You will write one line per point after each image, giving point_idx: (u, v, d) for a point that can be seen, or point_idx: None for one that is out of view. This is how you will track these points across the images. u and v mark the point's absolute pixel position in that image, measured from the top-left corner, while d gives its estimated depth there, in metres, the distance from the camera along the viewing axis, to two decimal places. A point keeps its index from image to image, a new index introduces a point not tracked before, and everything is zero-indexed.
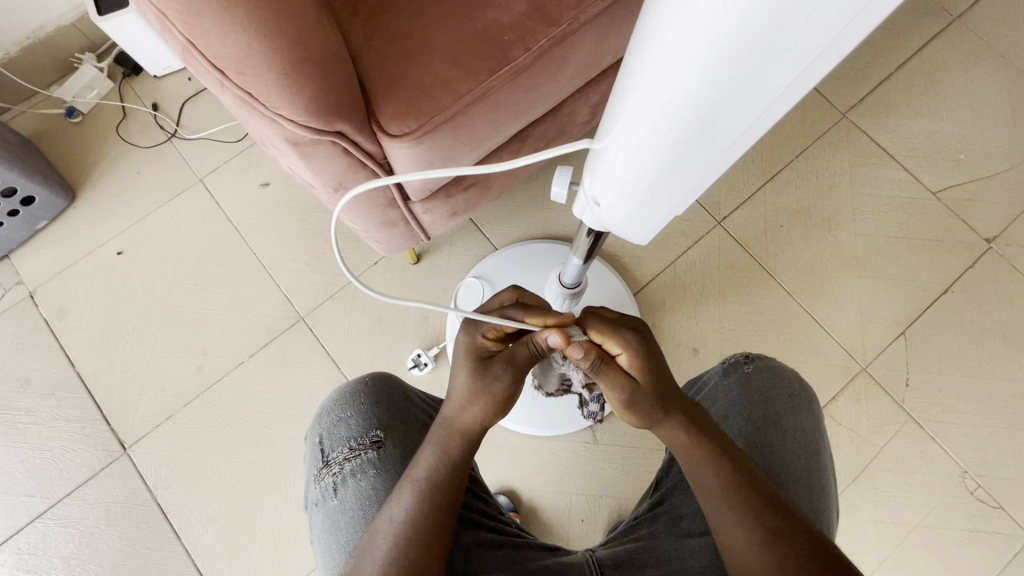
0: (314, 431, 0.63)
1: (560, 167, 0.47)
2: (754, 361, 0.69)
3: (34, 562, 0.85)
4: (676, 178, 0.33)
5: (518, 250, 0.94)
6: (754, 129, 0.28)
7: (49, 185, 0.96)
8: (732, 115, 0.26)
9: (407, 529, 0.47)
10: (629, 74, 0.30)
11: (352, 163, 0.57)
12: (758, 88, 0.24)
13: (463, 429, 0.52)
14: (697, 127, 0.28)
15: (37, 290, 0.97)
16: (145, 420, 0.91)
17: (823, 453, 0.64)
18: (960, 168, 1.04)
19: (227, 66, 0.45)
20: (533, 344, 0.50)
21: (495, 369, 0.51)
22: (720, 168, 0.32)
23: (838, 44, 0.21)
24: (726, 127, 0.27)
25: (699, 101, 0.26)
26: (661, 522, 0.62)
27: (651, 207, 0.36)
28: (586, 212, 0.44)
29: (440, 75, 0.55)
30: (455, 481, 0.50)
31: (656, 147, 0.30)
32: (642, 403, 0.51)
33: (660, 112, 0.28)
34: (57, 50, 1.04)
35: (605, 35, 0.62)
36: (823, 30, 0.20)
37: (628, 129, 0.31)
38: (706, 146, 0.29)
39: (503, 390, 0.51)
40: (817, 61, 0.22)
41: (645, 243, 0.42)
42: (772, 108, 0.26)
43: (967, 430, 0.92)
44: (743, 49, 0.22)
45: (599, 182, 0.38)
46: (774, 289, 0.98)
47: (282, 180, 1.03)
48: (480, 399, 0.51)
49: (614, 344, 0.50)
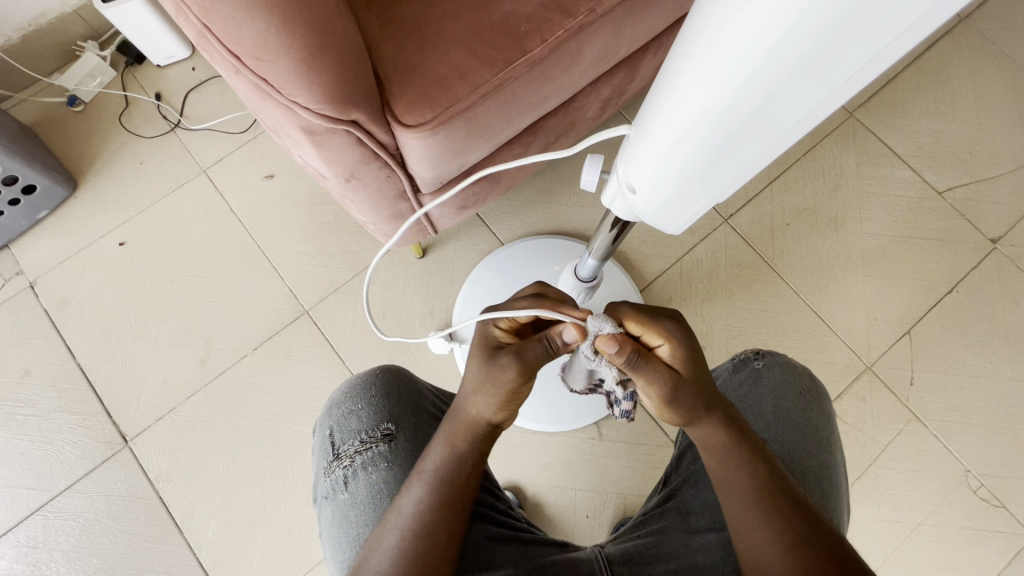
0: (324, 423, 0.62)
1: (590, 156, 0.46)
2: (765, 357, 0.69)
3: (34, 555, 0.84)
4: (718, 168, 0.33)
5: (525, 245, 0.94)
6: (807, 118, 0.27)
7: (50, 174, 0.94)
8: (786, 105, 0.26)
9: (414, 521, 0.47)
10: (677, 59, 0.30)
11: (366, 154, 0.56)
12: (816, 77, 0.24)
13: (473, 423, 0.50)
14: (746, 116, 0.27)
15: (38, 281, 0.95)
16: (147, 413, 0.90)
17: (835, 449, 0.64)
18: (965, 168, 1.04)
19: (244, 52, 0.44)
20: (546, 341, 0.48)
21: (502, 360, 0.49)
22: (764, 159, 0.32)
23: (909, 32, 0.21)
24: (780, 117, 0.27)
25: (752, 88, 0.26)
26: (670, 517, 0.62)
27: (686, 197, 0.36)
28: (617, 201, 0.44)
29: (457, 66, 0.55)
30: (464, 479, 0.49)
31: (703, 134, 0.30)
32: (683, 398, 0.49)
33: (708, 99, 0.28)
34: (59, 38, 1.02)
35: (620, 27, 0.61)
36: (898, 18, 0.20)
37: (672, 115, 0.31)
38: (753, 136, 0.29)
39: (509, 384, 0.48)
40: (882, 49, 0.22)
41: (676, 234, 0.42)
42: (827, 98, 0.25)
43: (971, 429, 0.92)
44: (806, 37, 0.22)
45: (634, 170, 0.37)
46: (781, 287, 0.98)
47: (287, 172, 1.02)
48: (494, 394, 0.49)
49: (654, 335, 0.49)
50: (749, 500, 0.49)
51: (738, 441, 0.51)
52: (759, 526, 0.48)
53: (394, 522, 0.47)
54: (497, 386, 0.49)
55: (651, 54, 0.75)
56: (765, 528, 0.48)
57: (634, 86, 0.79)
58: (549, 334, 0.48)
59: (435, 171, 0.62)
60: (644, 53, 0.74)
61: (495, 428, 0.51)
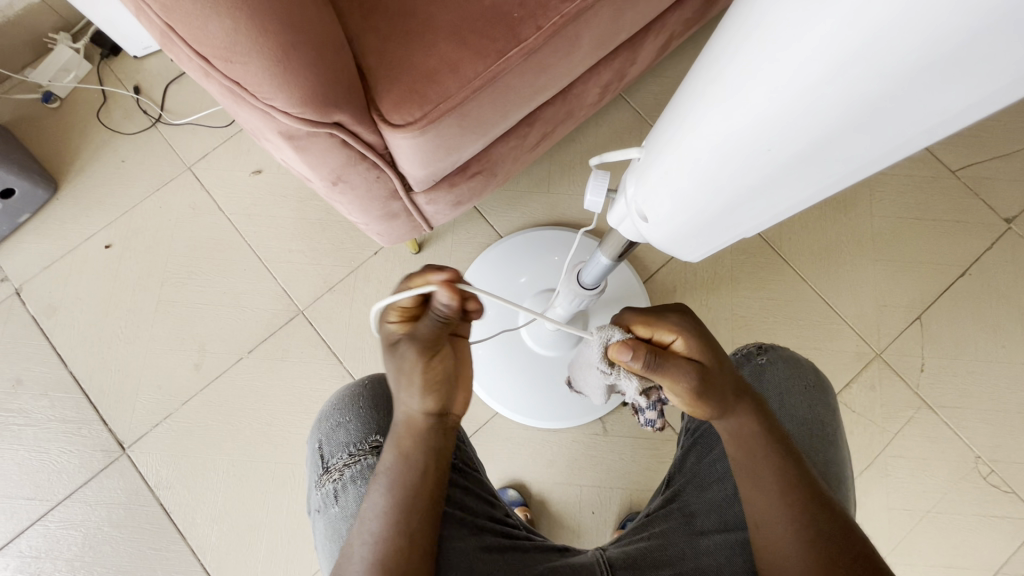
0: (313, 437, 0.61)
1: (596, 172, 0.44)
2: (767, 352, 0.67)
3: (36, 565, 0.84)
4: (745, 202, 0.30)
5: (523, 238, 0.91)
6: (859, 160, 0.24)
7: (29, 176, 0.91)
8: (836, 146, 0.23)
9: (378, 524, 0.46)
10: (708, 72, 0.27)
11: (353, 156, 0.53)
12: (876, 120, 0.21)
13: (409, 418, 0.48)
14: (786, 152, 0.25)
15: (24, 286, 0.93)
16: (143, 420, 0.88)
17: (840, 443, 0.62)
18: (980, 144, 1.00)
19: (214, 53, 0.40)
20: (431, 311, 0.44)
21: (401, 351, 0.45)
22: (801, 200, 0.29)
23: (1006, 92, 0.18)
24: (827, 155, 0.24)
25: (798, 123, 0.23)
26: (674, 519, 0.60)
27: (708, 225, 0.33)
28: (624, 222, 0.41)
29: (445, 58, 0.51)
30: (421, 474, 0.47)
31: (735, 159, 0.27)
32: (712, 389, 0.46)
33: (747, 126, 0.25)
34: (30, 30, 0.98)
35: (621, 9, 0.57)
36: (1000, 71, 0.17)
37: (698, 137, 0.28)
38: (791, 172, 0.26)
39: (418, 370, 0.45)
40: (964, 104, 0.19)
41: (692, 260, 0.40)
42: (887, 145, 0.23)
43: (981, 415, 0.90)
44: (870, 66, 0.19)
45: (649, 190, 0.35)
46: (788, 275, 0.95)
47: (275, 167, 0.98)
48: (410, 383, 0.46)
49: (664, 332, 0.46)
50: (766, 503, 0.47)
51: (770, 430, 0.49)
52: (779, 534, 0.46)
53: (359, 529, 0.47)
54: (412, 373, 0.45)
55: (653, 35, 0.70)
56: (783, 532, 0.46)
57: (636, 69, 0.75)
58: (428, 305, 0.43)
59: (429, 170, 0.59)
60: (647, 34, 0.69)
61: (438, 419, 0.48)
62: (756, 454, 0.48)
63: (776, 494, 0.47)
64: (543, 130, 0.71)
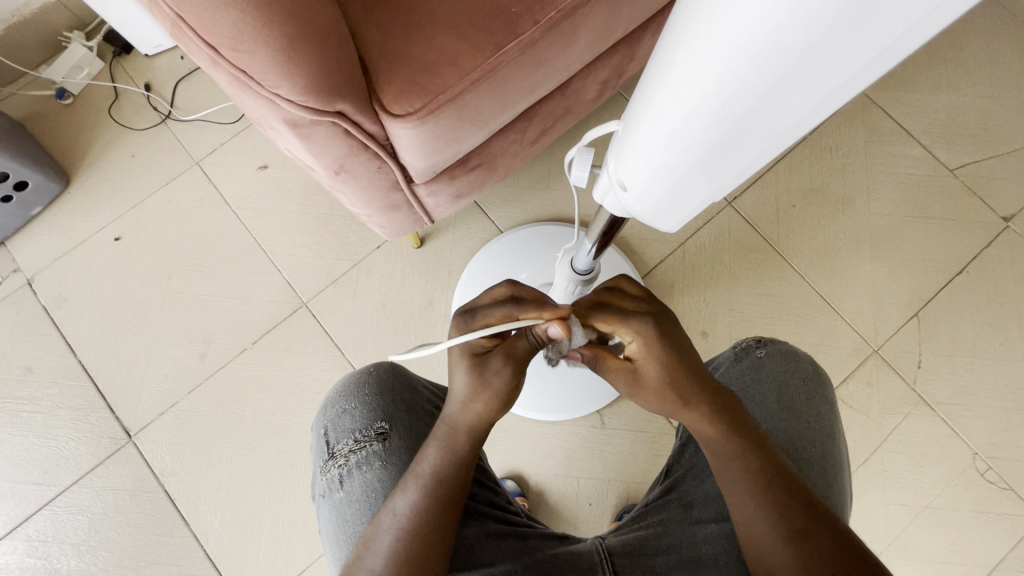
0: (319, 423, 0.63)
1: (580, 149, 0.45)
2: (766, 345, 0.66)
3: (44, 549, 0.85)
4: (709, 165, 0.31)
5: (524, 233, 0.92)
6: (808, 113, 0.26)
7: (42, 169, 0.93)
8: (785, 99, 0.25)
9: (410, 521, 0.47)
10: (670, 45, 0.28)
11: (354, 145, 0.55)
12: (818, 71, 0.22)
13: (469, 427, 0.49)
14: (742, 110, 0.26)
15: (35, 277, 0.95)
16: (149, 409, 0.90)
17: (838, 436, 0.61)
18: (979, 144, 1.01)
19: (221, 43, 0.42)
20: (533, 335, 0.47)
21: (495, 366, 0.47)
22: (762, 158, 0.31)
23: (922, 27, 0.19)
24: (779, 112, 0.26)
25: (750, 82, 0.24)
26: (671, 509, 0.60)
27: (682, 192, 0.35)
28: (607, 198, 0.43)
29: (445, 50, 0.53)
30: (459, 475, 0.49)
31: (699, 125, 0.29)
32: (652, 391, 0.49)
33: (704, 92, 0.27)
34: (45, 29, 1.00)
35: (618, 6, 0.58)
36: (913, 10, 0.18)
37: (666, 105, 0.30)
38: (747, 132, 0.28)
39: (506, 386, 0.47)
40: (888, 45, 0.20)
41: (671, 232, 0.41)
42: (828, 93, 0.24)
43: (979, 412, 0.91)
44: (807, 24, 0.20)
45: (628, 165, 0.36)
46: (785, 271, 0.96)
47: (280, 162, 1.00)
48: (485, 396, 0.47)
49: (623, 335, 0.47)
50: (753, 498, 0.48)
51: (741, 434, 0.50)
52: (766, 529, 0.47)
53: (386, 520, 0.48)
54: (493, 392, 0.47)
55: (650, 33, 0.72)
56: (769, 526, 0.47)
57: (634, 66, 0.76)
58: (534, 331, 0.46)
59: (429, 160, 0.60)
60: (644, 31, 0.71)
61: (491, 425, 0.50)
62: (738, 445, 0.49)
63: (764, 486, 0.48)
64: (542, 125, 0.73)
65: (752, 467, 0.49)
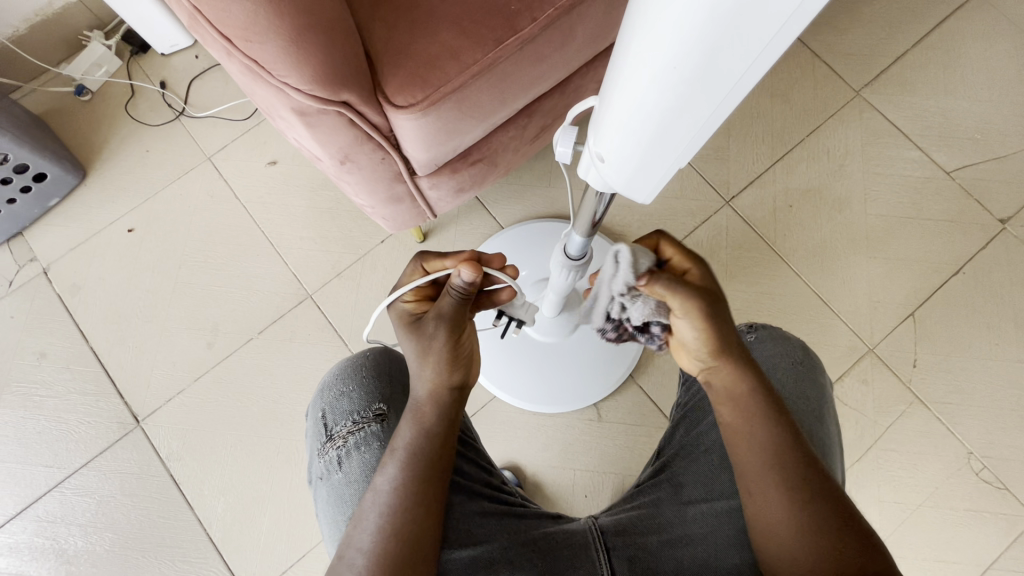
0: (317, 406, 0.64)
1: (564, 127, 0.47)
2: (757, 330, 0.68)
3: (51, 529, 0.88)
4: (671, 133, 0.34)
5: (524, 229, 0.94)
6: (754, 73, 0.28)
7: (60, 162, 0.97)
8: (730, 62, 0.27)
9: (393, 498, 0.48)
10: (631, 22, 0.30)
11: (359, 136, 0.57)
12: (754, 31, 0.24)
13: (431, 395, 0.52)
14: (693, 74, 0.28)
15: (51, 266, 0.98)
16: (157, 395, 0.92)
17: (827, 418, 0.62)
18: (976, 147, 1.02)
19: (234, 33, 0.44)
20: (454, 290, 0.50)
21: (428, 327, 0.51)
22: (719, 121, 0.33)
23: None
24: (727, 72, 0.28)
25: (700, 49, 0.26)
26: (662, 489, 0.61)
27: (653, 161, 0.37)
28: (590, 172, 0.45)
29: (446, 45, 0.55)
30: (435, 448, 0.51)
31: (661, 94, 0.31)
32: (721, 314, 0.50)
33: (660, 62, 0.29)
34: (67, 28, 1.04)
35: (614, 5, 0.60)
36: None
37: (628, 76, 0.32)
38: (698, 97, 0.30)
39: (444, 344, 0.51)
40: (803, 4, 0.22)
41: (647, 203, 0.44)
42: (764, 56, 0.26)
43: (974, 411, 0.91)
44: None
45: (605, 140, 0.38)
46: (782, 269, 0.97)
47: (289, 158, 1.03)
48: (430, 359, 0.51)
49: (684, 261, 0.52)
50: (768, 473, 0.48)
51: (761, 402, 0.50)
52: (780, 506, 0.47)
53: (373, 500, 0.49)
54: (436, 353, 0.51)
55: None
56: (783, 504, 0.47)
57: None
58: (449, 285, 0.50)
59: (431, 152, 0.63)
60: None
61: (453, 390, 0.52)
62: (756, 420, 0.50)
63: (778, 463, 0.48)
64: (542, 121, 0.75)
65: (767, 443, 0.49)
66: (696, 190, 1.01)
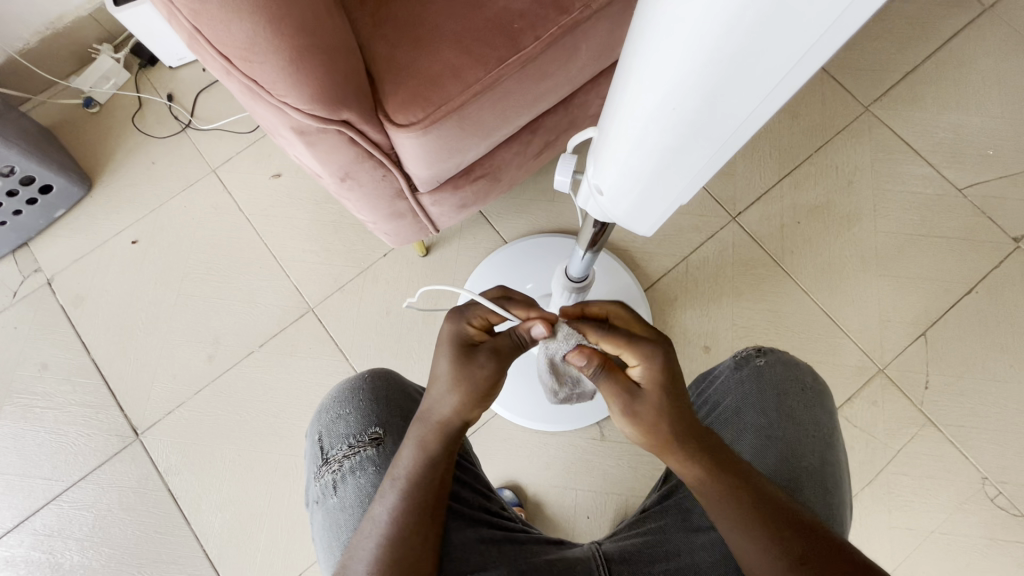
0: (314, 428, 0.63)
1: (564, 155, 0.47)
2: (766, 354, 0.65)
3: (48, 543, 0.87)
4: (671, 168, 0.33)
5: (527, 244, 0.94)
6: (756, 113, 0.27)
7: (66, 174, 0.97)
8: (730, 102, 0.26)
9: (391, 529, 0.47)
10: (629, 58, 0.30)
11: (360, 154, 0.57)
12: (756, 75, 0.24)
13: (440, 424, 0.50)
14: (693, 112, 0.27)
15: (55, 277, 0.98)
16: (157, 407, 0.92)
17: (839, 446, 0.61)
18: (989, 164, 1.00)
19: (234, 54, 0.44)
20: (518, 334, 0.51)
21: (480, 358, 0.50)
22: (721, 158, 0.32)
23: (838, 32, 0.21)
24: (728, 113, 0.27)
25: (700, 88, 0.26)
26: (670, 515, 0.60)
27: (653, 192, 0.36)
28: (589, 202, 0.44)
29: (449, 64, 0.55)
30: (436, 477, 0.50)
31: (661, 130, 0.30)
32: (641, 416, 0.48)
33: (658, 98, 0.28)
34: (76, 41, 1.05)
35: (618, 23, 0.60)
36: (823, 17, 0.20)
37: (626, 111, 0.31)
38: (700, 135, 0.29)
39: (486, 377, 0.50)
40: (807, 51, 0.22)
41: (649, 234, 0.43)
42: (765, 99, 0.25)
43: (989, 435, 0.89)
44: (744, 32, 0.21)
45: (604, 171, 0.38)
46: (790, 287, 0.96)
47: (293, 171, 1.03)
48: (459, 388, 0.49)
49: (631, 355, 0.49)
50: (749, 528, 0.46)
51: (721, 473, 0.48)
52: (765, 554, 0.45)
53: (369, 528, 0.48)
54: (470, 382, 0.50)
55: None
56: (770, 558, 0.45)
57: None
58: (520, 331, 0.51)
59: (432, 170, 0.62)
60: None
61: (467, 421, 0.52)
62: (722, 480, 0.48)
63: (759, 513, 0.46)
64: (545, 138, 0.74)
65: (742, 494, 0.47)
66: (701, 205, 1.00)
